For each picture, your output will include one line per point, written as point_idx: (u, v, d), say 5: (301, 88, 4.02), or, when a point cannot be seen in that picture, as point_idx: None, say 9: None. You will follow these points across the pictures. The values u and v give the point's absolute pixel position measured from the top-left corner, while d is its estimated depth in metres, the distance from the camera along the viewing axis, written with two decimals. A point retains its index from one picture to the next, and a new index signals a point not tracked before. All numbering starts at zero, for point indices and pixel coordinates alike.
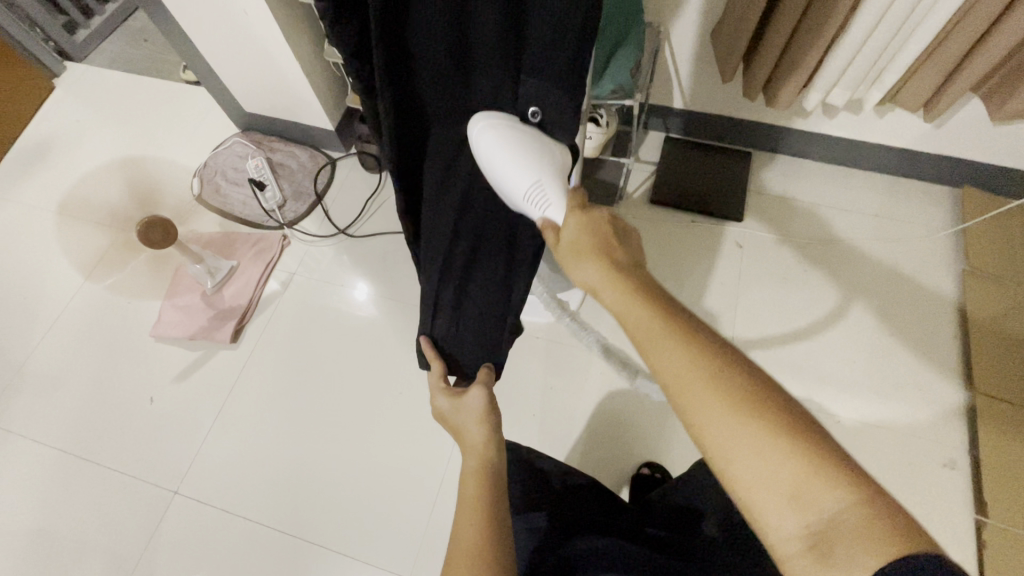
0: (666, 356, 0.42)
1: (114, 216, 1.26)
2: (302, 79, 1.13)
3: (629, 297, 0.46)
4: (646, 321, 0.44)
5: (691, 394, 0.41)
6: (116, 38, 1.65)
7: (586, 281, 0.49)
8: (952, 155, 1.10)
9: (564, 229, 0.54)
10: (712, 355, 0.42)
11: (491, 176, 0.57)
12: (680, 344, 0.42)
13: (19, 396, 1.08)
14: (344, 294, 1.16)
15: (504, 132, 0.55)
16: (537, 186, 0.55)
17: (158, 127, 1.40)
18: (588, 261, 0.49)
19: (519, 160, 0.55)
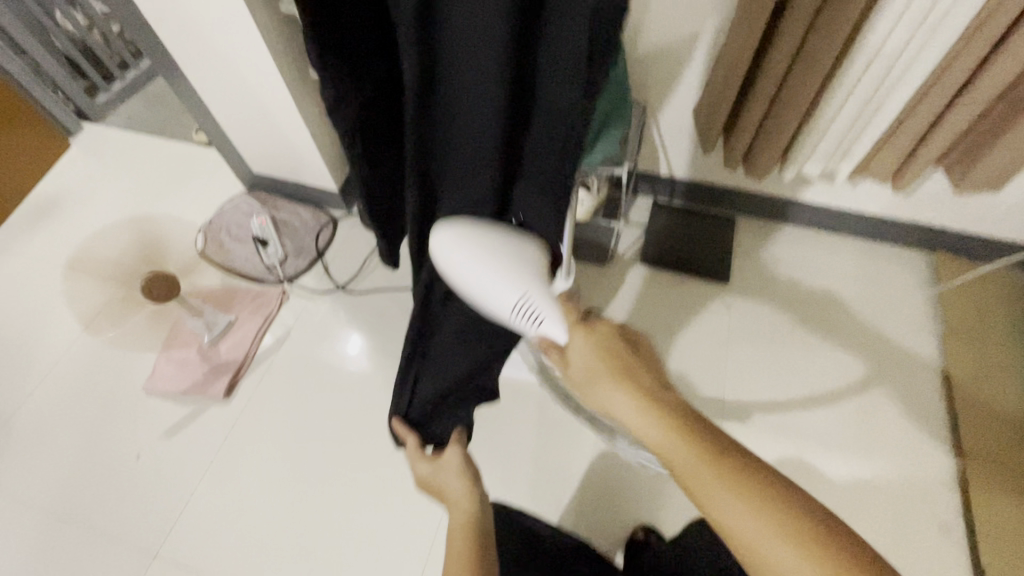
0: (726, 505, 0.43)
1: (117, 269, 1.28)
2: (311, 143, 1.19)
3: (662, 429, 0.47)
4: (696, 465, 0.45)
5: (740, 516, 0.43)
6: (134, 100, 1.74)
7: (616, 410, 0.50)
8: (923, 223, 1.17)
9: (574, 354, 0.55)
10: (768, 499, 0.43)
11: (468, 287, 0.57)
12: (735, 493, 0.43)
13: (4, 450, 1.07)
14: (339, 349, 1.17)
15: (473, 262, 0.55)
16: (521, 305, 0.56)
17: (168, 184, 1.46)
18: (616, 393, 0.50)
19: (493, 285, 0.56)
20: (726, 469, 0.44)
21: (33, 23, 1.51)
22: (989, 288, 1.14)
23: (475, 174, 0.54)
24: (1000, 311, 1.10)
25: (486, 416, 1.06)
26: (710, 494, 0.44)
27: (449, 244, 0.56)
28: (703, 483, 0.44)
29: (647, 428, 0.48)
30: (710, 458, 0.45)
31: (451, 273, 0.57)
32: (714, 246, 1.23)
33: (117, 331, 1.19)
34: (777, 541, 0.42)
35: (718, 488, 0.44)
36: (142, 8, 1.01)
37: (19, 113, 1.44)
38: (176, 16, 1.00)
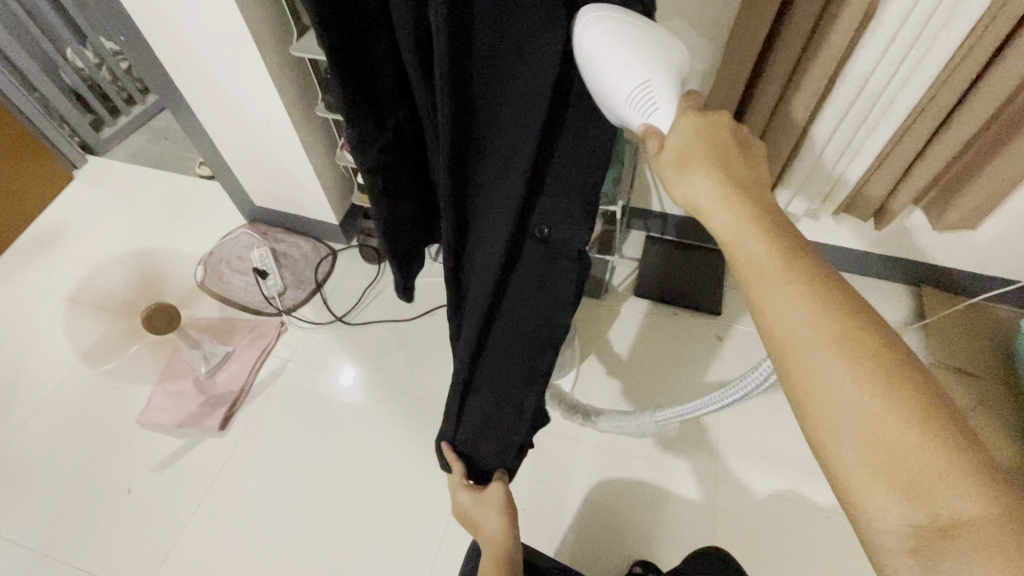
0: (789, 305, 0.35)
1: (116, 301, 1.29)
2: (313, 178, 1.23)
3: (751, 223, 0.37)
4: (763, 255, 0.36)
5: (801, 331, 0.35)
6: (140, 135, 1.79)
7: (689, 195, 0.41)
8: (907, 259, 1.21)
9: (672, 137, 0.43)
10: (844, 308, 0.35)
11: (589, 61, 0.43)
12: (804, 291, 0.35)
13: None
14: (336, 381, 1.17)
15: (616, 26, 0.42)
16: (644, 92, 0.43)
17: (169, 217, 1.48)
18: (697, 172, 0.40)
19: (625, 58, 0.42)
20: (805, 270, 0.36)
21: (46, 61, 1.56)
22: (975, 321, 1.17)
23: (513, 168, 0.50)
24: (986, 344, 1.13)
25: None
26: (775, 294, 0.36)
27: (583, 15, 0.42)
28: (771, 275, 0.36)
29: (726, 215, 0.39)
30: (794, 259, 0.36)
31: (581, 35, 0.42)
32: (708, 278, 1.26)
33: (112, 362, 1.19)
34: (842, 365, 0.34)
35: (791, 293, 0.35)
36: (154, 50, 1.05)
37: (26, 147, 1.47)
38: (188, 58, 1.04)
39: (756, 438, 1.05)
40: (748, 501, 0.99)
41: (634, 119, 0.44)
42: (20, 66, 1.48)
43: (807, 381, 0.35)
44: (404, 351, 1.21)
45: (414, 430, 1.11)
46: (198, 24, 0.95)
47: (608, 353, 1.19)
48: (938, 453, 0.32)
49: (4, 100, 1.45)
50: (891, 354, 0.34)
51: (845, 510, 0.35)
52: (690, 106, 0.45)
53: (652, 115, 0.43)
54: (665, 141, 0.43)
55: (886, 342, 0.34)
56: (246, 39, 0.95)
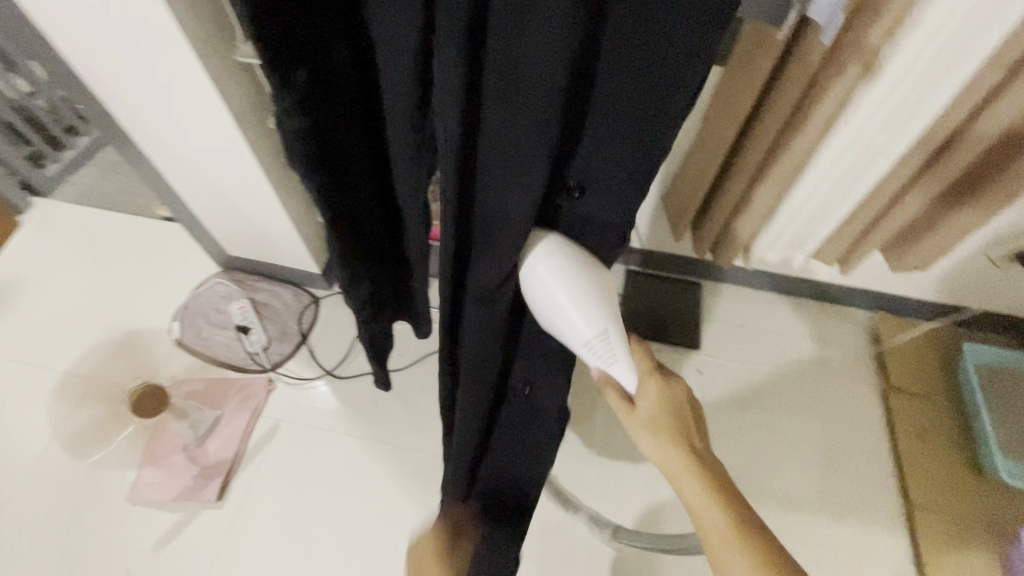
0: (737, 565, 0.52)
1: (89, 367, 1.24)
2: (292, 233, 1.19)
3: (710, 497, 0.55)
4: (719, 523, 0.54)
5: None
6: (89, 169, 1.63)
7: (664, 463, 0.58)
8: (866, 289, 1.31)
9: (642, 398, 0.59)
10: (774, 566, 0.51)
11: (550, 317, 0.59)
12: (747, 556, 0.52)
13: None
14: (333, 440, 1.18)
15: (561, 273, 0.56)
16: (601, 347, 0.58)
17: (134, 266, 1.41)
18: (671, 447, 0.58)
19: (578, 320, 0.58)
20: (748, 537, 0.53)
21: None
22: (924, 344, 1.29)
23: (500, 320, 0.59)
24: (932, 367, 1.26)
25: None
26: (730, 555, 0.53)
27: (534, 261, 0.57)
28: (723, 541, 0.53)
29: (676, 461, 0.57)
30: (736, 523, 0.54)
31: (538, 296, 0.58)
32: (685, 313, 1.33)
33: (93, 435, 1.14)
34: (745, 566, 0.52)
35: (733, 546, 0.53)
36: (117, 116, 0.98)
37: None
38: (155, 125, 0.98)
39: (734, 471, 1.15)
40: None
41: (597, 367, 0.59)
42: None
43: (718, 563, 0.54)
44: (400, 403, 1.23)
45: (415, 486, 1.13)
46: (167, 94, 0.90)
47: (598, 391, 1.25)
48: None
49: None
50: None
51: None
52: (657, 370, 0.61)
53: (612, 370, 0.59)
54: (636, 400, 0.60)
55: None
56: (223, 111, 0.90)
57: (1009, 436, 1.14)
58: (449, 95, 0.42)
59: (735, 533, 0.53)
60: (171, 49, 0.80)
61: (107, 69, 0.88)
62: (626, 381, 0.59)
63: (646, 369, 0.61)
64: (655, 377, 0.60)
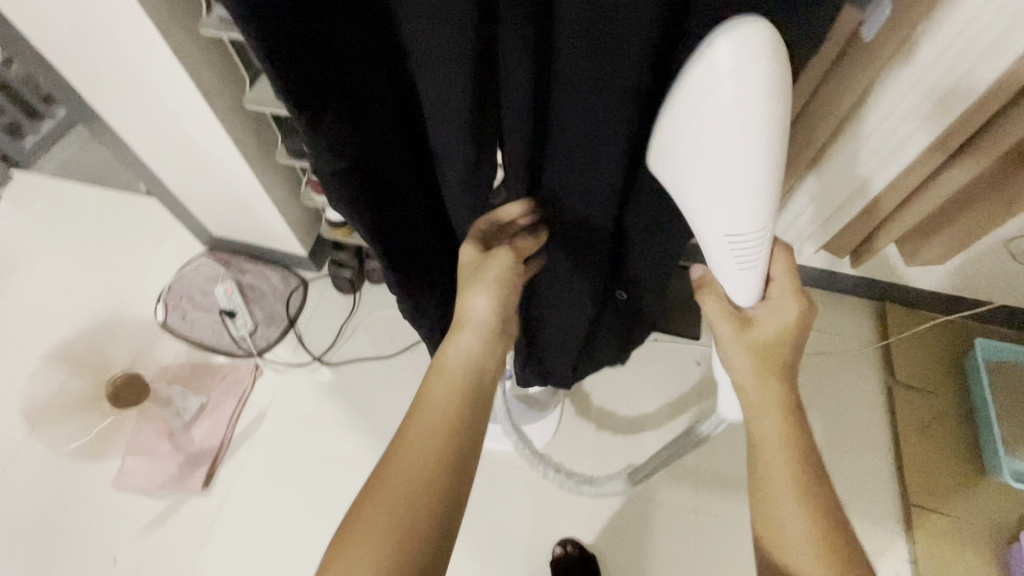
0: (774, 460, 0.49)
1: (71, 351, 1.21)
2: (276, 216, 1.14)
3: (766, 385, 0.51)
4: (771, 418, 0.50)
5: (774, 475, 0.49)
6: (69, 141, 1.55)
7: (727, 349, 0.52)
8: (877, 280, 1.25)
9: (764, 315, 0.51)
10: (810, 485, 0.48)
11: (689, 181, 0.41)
12: (790, 456, 0.49)
13: None
14: (321, 428, 1.16)
15: (744, 126, 0.34)
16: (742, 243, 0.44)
17: (115, 245, 1.36)
18: (754, 330, 0.51)
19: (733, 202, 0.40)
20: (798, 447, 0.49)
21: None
22: (933, 339, 1.24)
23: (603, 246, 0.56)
24: (939, 361, 1.22)
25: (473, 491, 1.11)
26: (772, 451, 0.50)
27: (696, 82, 0.35)
28: (771, 439, 0.50)
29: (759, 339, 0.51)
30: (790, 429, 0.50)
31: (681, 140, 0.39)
32: None
33: (77, 422, 1.13)
34: (782, 464, 0.49)
35: (773, 437, 0.50)
36: (80, 90, 0.91)
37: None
38: (120, 97, 0.91)
39: (726, 463, 1.13)
40: (727, 525, 1.08)
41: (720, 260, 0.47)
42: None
43: (758, 451, 0.50)
44: (390, 389, 1.20)
45: None
46: (130, 67, 0.83)
47: (592, 380, 1.22)
48: None
49: None
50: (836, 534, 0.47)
51: None
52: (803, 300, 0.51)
53: (735, 275, 0.48)
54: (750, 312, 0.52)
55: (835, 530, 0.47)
56: (191, 85, 0.83)
57: (1014, 434, 1.11)
58: (518, 69, 0.39)
59: (797, 451, 0.49)
60: (130, 18, 0.73)
61: (62, 39, 0.81)
62: (738, 289, 0.50)
63: (790, 295, 0.51)
64: (800, 304, 0.51)
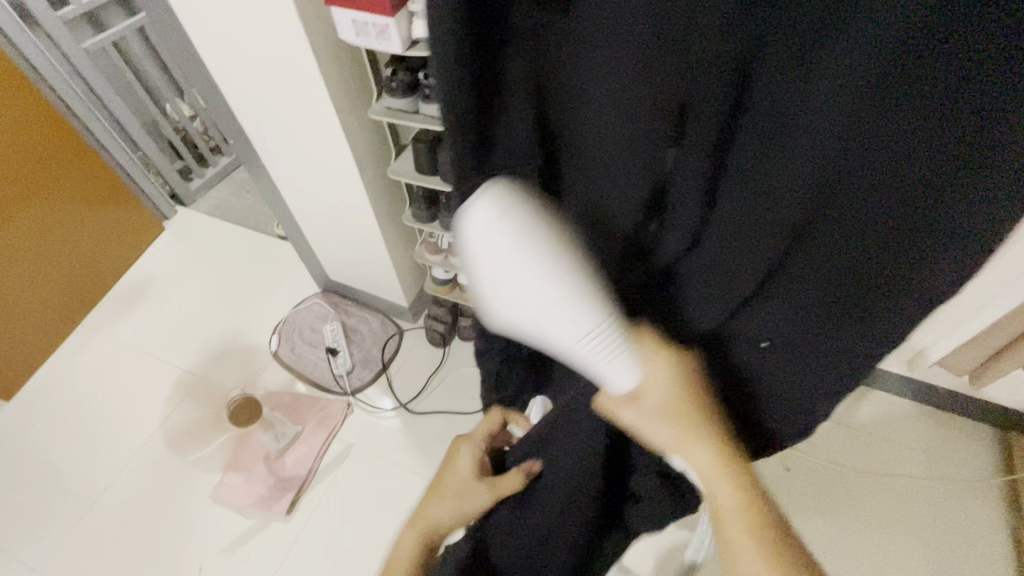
0: (726, 493, 0.37)
1: (199, 367, 1.39)
2: (390, 269, 1.26)
3: (702, 439, 0.38)
4: (711, 452, 0.38)
5: (730, 518, 0.38)
6: (223, 186, 1.81)
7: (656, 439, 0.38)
8: (1001, 407, 1.14)
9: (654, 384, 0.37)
10: (768, 522, 0.38)
11: (510, 318, 0.33)
12: (740, 486, 0.37)
13: (90, 540, 1.17)
14: (399, 474, 1.20)
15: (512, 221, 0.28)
16: (605, 342, 0.33)
17: (247, 278, 1.56)
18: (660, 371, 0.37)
19: (548, 310, 0.30)
20: (751, 490, 0.38)
21: (118, 102, 1.48)
22: None
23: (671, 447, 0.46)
24: None
25: None
26: (725, 492, 0.38)
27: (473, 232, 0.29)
28: (719, 483, 0.37)
29: (661, 398, 0.37)
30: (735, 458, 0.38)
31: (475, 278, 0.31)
32: None
33: (195, 436, 1.28)
34: (731, 495, 0.37)
35: (723, 474, 0.37)
36: (257, 150, 1.10)
37: (71, 152, 1.39)
38: (287, 161, 1.09)
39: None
40: None
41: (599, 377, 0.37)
42: (93, 104, 1.44)
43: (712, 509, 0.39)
44: None
45: None
46: (302, 140, 1.00)
47: None
48: None
49: (104, 154, 1.51)
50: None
51: None
52: (702, 409, 0.38)
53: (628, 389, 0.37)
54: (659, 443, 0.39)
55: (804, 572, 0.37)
56: (347, 155, 0.98)
57: None
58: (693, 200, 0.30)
59: (753, 488, 0.38)
60: (315, 101, 0.89)
61: (257, 113, 1.00)
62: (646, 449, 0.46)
63: (694, 435, 0.38)
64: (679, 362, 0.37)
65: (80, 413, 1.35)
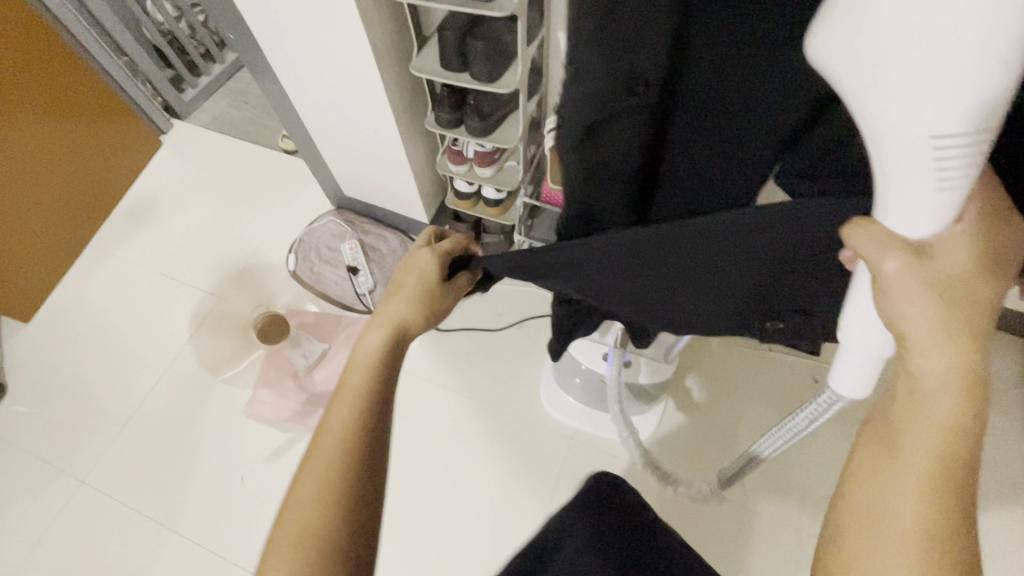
0: (933, 395, 0.36)
1: (218, 288, 1.36)
2: (410, 181, 1.18)
3: (958, 335, 0.35)
4: (956, 355, 0.35)
5: (924, 419, 0.37)
6: (219, 96, 1.68)
7: (902, 304, 0.36)
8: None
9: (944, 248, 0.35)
10: (963, 440, 0.36)
11: (854, 77, 0.31)
12: (964, 397, 0.35)
13: (129, 453, 1.20)
14: (430, 388, 1.22)
15: None
16: (937, 161, 0.32)
17: (256, 196, 1.48)
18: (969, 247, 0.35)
19: (919, 86, 0.29)
20: (972, 404, 0.35)
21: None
22: None
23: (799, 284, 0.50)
24: None
25: (568, 471, 1.12)
26: (931, 394, 0.36)
27: None
28: (937, 381, 0.36)
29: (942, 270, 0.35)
30: (971, 363, 0.35)
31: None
32: None
33: (223, 355, 1.27)
34: (942, 397, 0.36)
35: (942, 373, 0.36)
36: (259, 43, 0.98)
37: (48, 52, 1.26)
38: (296, 58, 0.98)
39: (816, 481, 1.08)
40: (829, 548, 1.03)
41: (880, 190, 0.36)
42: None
43: (903, 403, 0.38)
44: (491, 363, 1.23)
45: (500, 440, 1.16)
46: (314, 32, 0.90)
47: (696, 379, 1.21)
48: (931, 557, 0.36)
49: (87, 60, 1.39)
50: (955, 494, 0.36)
51: (826, 542, 0.41)
52: (973, 325, 0.35)
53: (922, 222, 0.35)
54: (896, 325, 0.37)
55: (958, 495, 0.36)
56: (366, 49, 0.88)
57: None
58: None
59: (971, 401, 0.35)
60: None
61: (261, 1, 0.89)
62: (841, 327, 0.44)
63: (944, 335, 0.35)
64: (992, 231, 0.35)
65: (99, 334, 1.34)
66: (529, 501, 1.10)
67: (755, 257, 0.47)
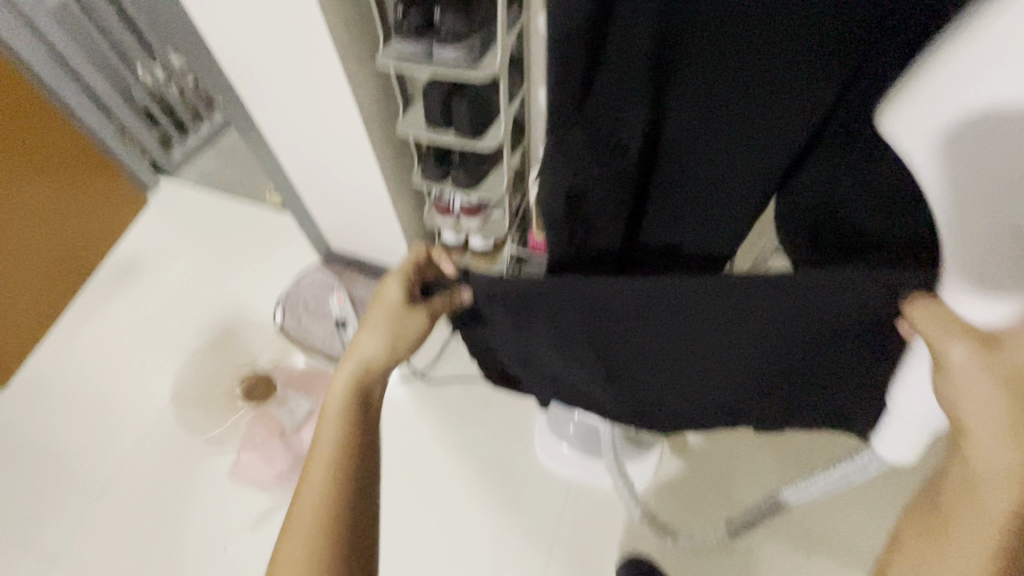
0: (992, 478, 0.40)
1: (202, 347, 1.33)
2: (398, 234, 1.19)
3: (1016, 423, 0.39)
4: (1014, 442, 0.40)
5: (985, 499, 0.41)
6: (206, 154, 1.71)
7: (969, 396, 0.41)
8: None
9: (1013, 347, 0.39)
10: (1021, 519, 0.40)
11: (927, 156, 0.39)
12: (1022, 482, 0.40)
13: (103, 527, 1.14)
14: (421, 445, 1.18)
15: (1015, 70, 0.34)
16: (999, 253, 0.39)
17: (242, 252, 1.48)
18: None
19: (957, 159, 0.38)
20: None
21: (83, 62, 1.36)
22: None
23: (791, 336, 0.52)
24: None
25: (566, 527, 1.08)
26: (987, 477, 0.41)
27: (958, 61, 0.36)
28: (1002, 466, 0.40)
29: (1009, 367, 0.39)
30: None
31: (954, 95, 0.37)
32: None
33: (207, 417, 1.24)
34: (1005, 480, 0.40)
35: (1007, 459, 0.40)
36: (248, 108, 1.01)
37: (29, 117, 1.26)
38: (283, 120, 1.00)
39: (816, 525, 1.06)
40: None
41: (944, 268, 0.43)
42: (55, 63, 1.30)
43: (966, 481, 0.42)
44: (483, 415, 1.21)
45: (495, 496, 1.12)
46: (302, 96, 0.92)
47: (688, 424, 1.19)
48: None
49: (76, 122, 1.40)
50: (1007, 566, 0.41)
51: None
52: None
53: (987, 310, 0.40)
54: (960, 414, 0.42)
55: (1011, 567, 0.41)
56: (352, 110, 0.90)
57: None
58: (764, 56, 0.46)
59: None
60: (314, 48, 0.81)
61: (250, 69, 0.91)
62: (901, 390, 0.52)
63: (1000, 428, 0.40)
64: None
65: (80, 398, 1.30)
66: (525, 560, 1.05)
67: (802, 316, 0.49)
